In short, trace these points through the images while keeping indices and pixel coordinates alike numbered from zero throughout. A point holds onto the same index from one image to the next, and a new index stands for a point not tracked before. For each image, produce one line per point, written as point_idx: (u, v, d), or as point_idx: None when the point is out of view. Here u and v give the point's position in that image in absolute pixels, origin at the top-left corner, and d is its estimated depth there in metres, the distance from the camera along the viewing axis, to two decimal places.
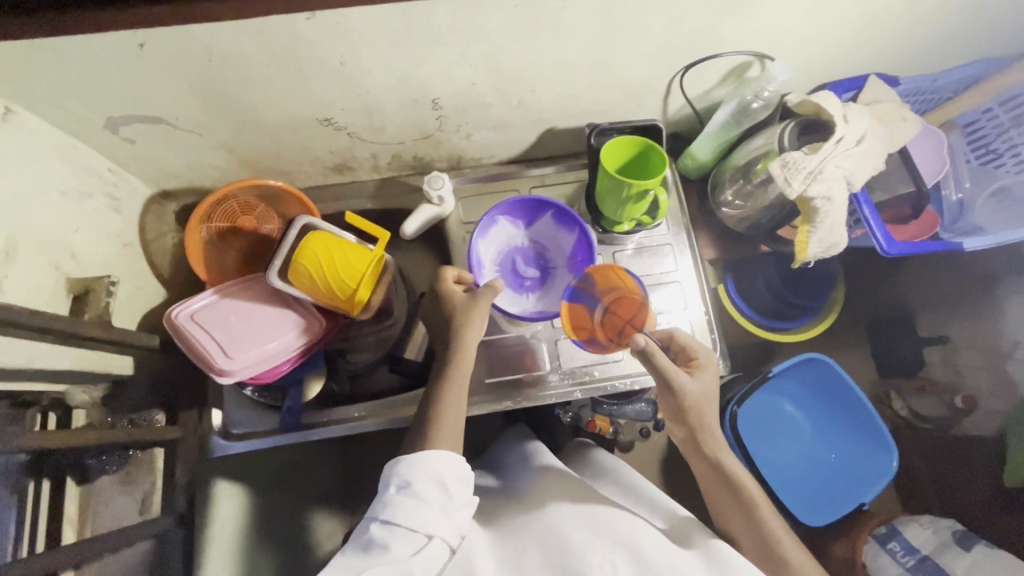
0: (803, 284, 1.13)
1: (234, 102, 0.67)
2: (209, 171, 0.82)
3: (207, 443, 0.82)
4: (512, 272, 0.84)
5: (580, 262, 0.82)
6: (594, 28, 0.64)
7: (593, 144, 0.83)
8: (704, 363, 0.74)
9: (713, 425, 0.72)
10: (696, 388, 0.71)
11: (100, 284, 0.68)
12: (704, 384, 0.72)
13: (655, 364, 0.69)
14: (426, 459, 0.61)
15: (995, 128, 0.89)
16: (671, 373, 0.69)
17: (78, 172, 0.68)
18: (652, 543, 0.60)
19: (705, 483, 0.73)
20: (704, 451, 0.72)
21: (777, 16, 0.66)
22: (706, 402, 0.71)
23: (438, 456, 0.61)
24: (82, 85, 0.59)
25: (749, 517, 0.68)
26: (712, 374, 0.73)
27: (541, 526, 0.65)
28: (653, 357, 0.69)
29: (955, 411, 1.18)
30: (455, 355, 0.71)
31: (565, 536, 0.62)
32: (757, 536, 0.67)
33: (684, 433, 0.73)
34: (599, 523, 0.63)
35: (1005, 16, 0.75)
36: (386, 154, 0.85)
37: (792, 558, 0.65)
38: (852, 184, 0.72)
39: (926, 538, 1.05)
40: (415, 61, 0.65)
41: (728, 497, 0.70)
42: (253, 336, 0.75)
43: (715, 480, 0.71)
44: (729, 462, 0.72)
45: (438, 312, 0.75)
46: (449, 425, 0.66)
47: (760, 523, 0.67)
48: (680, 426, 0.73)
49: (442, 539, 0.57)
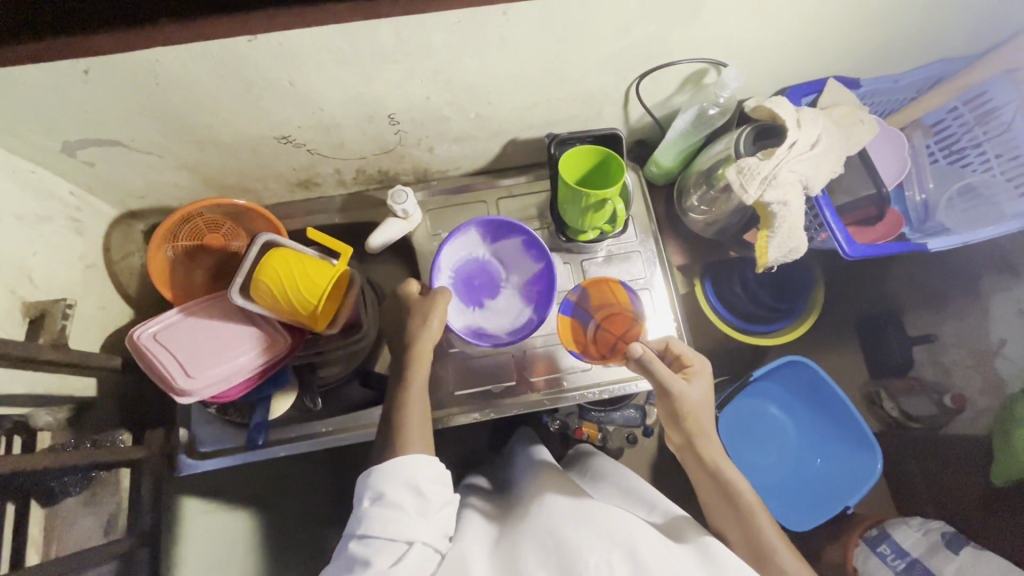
0: (780, 288, 1.12)
1: (189, 122, 0.68)
2: (173, 191, 0.83)
3: (173, 461, 0.83)
4: (467, 285, 0.84)
5: (534, 291, 0.84)
6: (541, 42, 0.65)
7: (553, 154, 0.83)
8: (701, 370, 0.73)
9: (710, 429, 0.71)
10: (694, 394, 0.70)
11: (56, 306, 0.68)
12: (701, 389, 0.71)
13: (652, 371, 0.69)
14: (400, 463, 0.60)
15: (961, 126, 0.89)
16: (668, 380, 0.69)
17: (37, 196, 0.69)
18: (647, 536, 0.58)
19: (701, 490, 0.71)
20: (700, 456, 0.70)
21: (722, 24, 0.67)
22: (704, 408, 0.71)
23: (412, 460, 0.61)
24: (33, 112, 0.60)
25: (744, 520, 0.66)
26: (708, 381, 0.73)
27: (530, 526, 0.63)
28: (650, 365, 0.69)
29: (945, 411, 1.14)
30: (413, 363, 0.71)
31: (555, 532, 0.60)
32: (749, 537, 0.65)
33: (680, 439, 0.72)
34: (590, 514, 0.62)
35: (957, 17, 0.75)
36: (350, 169, 0.86)
37: (784, 562, 0.63)
38: (808, 186, 0.73)
39: (915, 540, 1.03)
40: (365, 78, 0.65)
41: (723, 502, 0.68)
42: (215, 355, 0.76)
43: (710, 483, 0.69)
44: (728, 467, 0.70)
45: (398, 323, 0.74)
46: (414, 432, 0.65)
47: (754, 526, 0.65)
48: (676, 432, 0.72)
49: (423, 543, 0.56)
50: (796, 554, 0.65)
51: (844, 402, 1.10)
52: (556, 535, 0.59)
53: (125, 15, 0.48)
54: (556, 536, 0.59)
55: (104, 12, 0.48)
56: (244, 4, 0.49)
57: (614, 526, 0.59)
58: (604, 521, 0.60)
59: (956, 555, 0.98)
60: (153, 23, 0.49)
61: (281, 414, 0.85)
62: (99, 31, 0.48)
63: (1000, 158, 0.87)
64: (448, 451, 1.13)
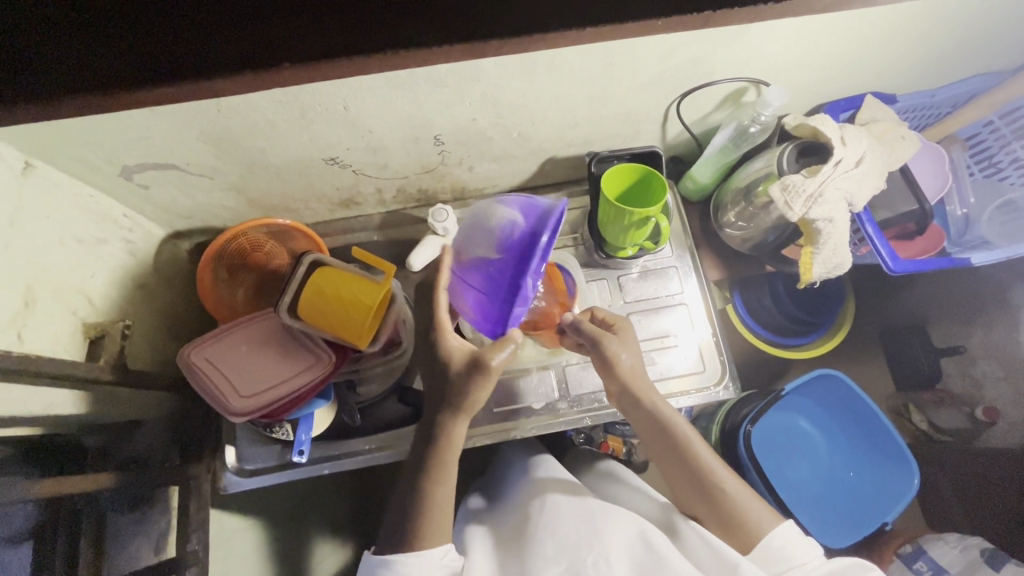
0: (812, 302, 1.11)
1: (243, 146, 0.69)
2: (220, 212, 0.84)
3: (219, 479, 0.82)
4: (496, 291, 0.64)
5: None
6: (590, 67, 0.66)
7: (593, 171, 0.84)
8: (625, 321, 0.75)
9: (642, 377, 0.72)
10: (627, 347, 0.72)
11: (115, 328, 0.71)
12: (630, 343, 0.72)
13: (586, 331, 0.71)
14: (407, 563, 0.61)
15: (997, 140, 0.90)
16: (598, 334, 0.70)
17: (95, 219, 0.71)
18: (641, 539, 0.63)
19: (649, 442, 0.73)
20: (639, 404, 0.71)
21: (767, 46, 0.67)
22: (637, 361, 0.72)
23: (421, 556, 0.61)
24: (101, 140, 0.62)
25: (686, 464, 0.70)
26: (635, 333, 0.74)
27: (531, 528, 0.67)
28: (581, 328, 0.72)
29: (977, 423, 1.12)
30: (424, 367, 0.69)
31: (555, 533, 0.64)
32: (715, 494, 0.68)
33: (616, 388, 0.72)
34: (592, 512, 0.66)
35: (998, 34, 0.76)
36: (390, 188, 0.87)
37: (727, 488, 0.68)
38: (852, 204, 0.74)
39: (953, 557, 1.02)
40: (416, 102, 0.67)
41: (670, 453, 0.71)
42: (264, 375, 0.78)
43: (651, 431, 0.72)
44: (665, 411, 0.71)
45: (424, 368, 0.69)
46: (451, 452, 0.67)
47: (699, 467, 0.69)
48: (611, 381, 0.72)
49: None
50: (753, 498, 0.68)
51: (878, 414, 1.08)
52: (557, 535, 0.64)
53: (193, 66, 0.40)
54: (557, 536, 0.64)
55: (167, 57, 0.40)
56: (327, 53, 0.40)
57: (612, 526, 0.64)
58: (601, 518, 0.65)
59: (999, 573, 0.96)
60: (227, 70, 0.40)
61: (323, 430, 0.86)
62: (170, 83, 0.40)
63: None
64: (477, 467, 1.13)
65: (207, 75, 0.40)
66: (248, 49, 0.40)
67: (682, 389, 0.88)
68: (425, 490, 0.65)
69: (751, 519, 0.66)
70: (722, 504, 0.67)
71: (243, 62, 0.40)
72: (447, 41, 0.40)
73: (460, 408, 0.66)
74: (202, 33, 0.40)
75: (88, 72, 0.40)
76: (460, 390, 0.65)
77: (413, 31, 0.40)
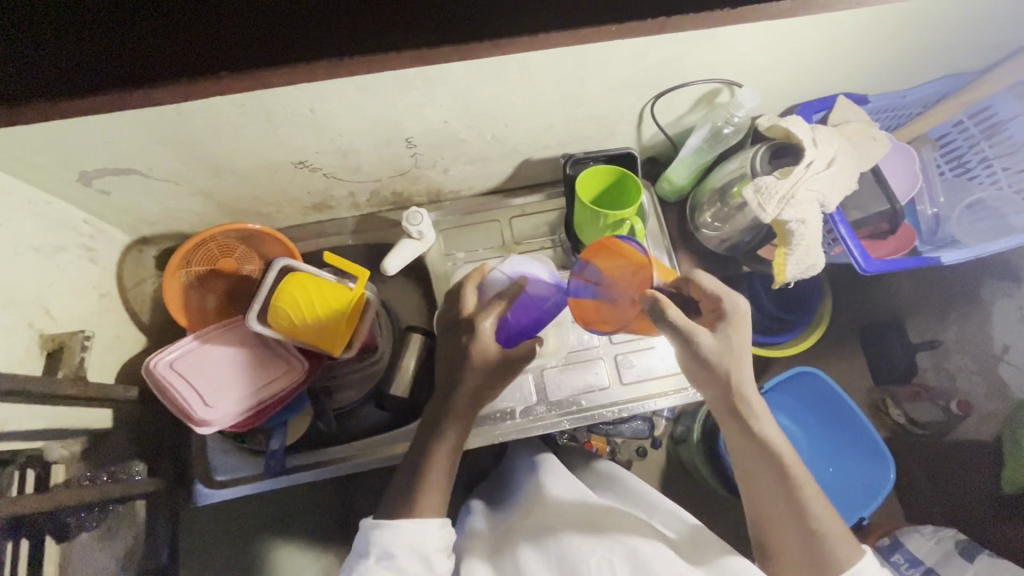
0: (789, 300, 1.06)
1: (207, 150, 0.67)
2: (188, 217, 0.82)
3: (190, 491, 0.81)
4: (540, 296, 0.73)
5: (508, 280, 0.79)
6: (562, 68, 0.65)
7: (569, 173, 0.84)
8: (742, 312, 0.62)
9: (747, 387, 0.63)
10: (719, 347, 0.60)
11: (75, 339, 0.68)
12: (732, 348, 0.61)
13: (672, 324, 0.56)
14: (410, 530, 0.59)
15: (967, 140, 0.91)
16: (689, 329, 0.57)
17: (53, 227, 0.68)
18: (649, 543, 0.61)
19: (741, 459, 0.65)
20: (737, 417, 0.64)
21: (739, 48, 0.67)
22: (733, 360, 0.61)
23: (425, 525, 0.60)
24: (53, 146, 0.60)
25: (785, 484, 0.62)
26: (743, 329, 0.61)
27: (542, 530, 0.66)
28: (670, 317, 0.56)
29: (950, 416, 1.13)
30: (453, 351, 0.69)
31: (560, 537, 0.63)
32: (803, 526, 0.60)
33: (712, 397, 0.65)
34: (597, 520, 0.65)
35: (966, 36, 0.77)
36: (364, 191, 0.86)
37: (818, 516, 0.60)
38: (824, 205, 0.74)
39: (928, 548, 1.02)
40: (384, 105, 0.65)
41: (765, 472, 0.62)
42: (234, 385, 0.77)
43: (749, 446, 0.64)
44: (765, 428, 0.64)
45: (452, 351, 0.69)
46: (461, 431, 0.67)
47: (796, 490, 0.61)
48: (707, 389, 0.64)
49: None
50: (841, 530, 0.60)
51: (852, 409, 1.10)
52: (563, 539, 0.62)
53: (128, 74, 0.39)
54: (562, 540, 0.62)
55: (100, 67, 0.39)
56: (267, 62, 0.39)
57: (618, 531, 0.63)
58: (611, 527, 0.64)
59: (972, 562, 0.97)
60: (163, 79, 0.39)
61: (298, 440, 0.85)
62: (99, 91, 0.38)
63: (1006, 172, 0.88)
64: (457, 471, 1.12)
65: (137, 85, 0.39)
66: (183, 57, 0.39)
67: (659, 390, 0.88)
68: (397, 501, 0.63)
69: (834, 556, 0.58)
70: (815, 536, 0.59)
71: (182, 70, 0.39)
72: (394, 47, 0.39)
73: (477, 387, 0.67)
74: (135, 38, 0.38)
75: (11, 78, 0.38)
76: (479, 373, 0.66)
77: (352, 33, 0.39)
